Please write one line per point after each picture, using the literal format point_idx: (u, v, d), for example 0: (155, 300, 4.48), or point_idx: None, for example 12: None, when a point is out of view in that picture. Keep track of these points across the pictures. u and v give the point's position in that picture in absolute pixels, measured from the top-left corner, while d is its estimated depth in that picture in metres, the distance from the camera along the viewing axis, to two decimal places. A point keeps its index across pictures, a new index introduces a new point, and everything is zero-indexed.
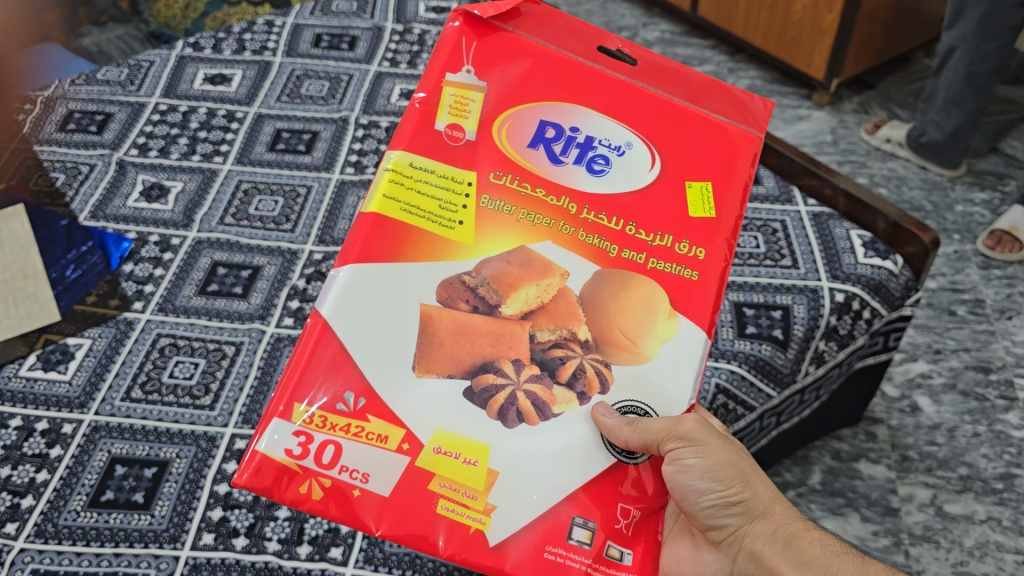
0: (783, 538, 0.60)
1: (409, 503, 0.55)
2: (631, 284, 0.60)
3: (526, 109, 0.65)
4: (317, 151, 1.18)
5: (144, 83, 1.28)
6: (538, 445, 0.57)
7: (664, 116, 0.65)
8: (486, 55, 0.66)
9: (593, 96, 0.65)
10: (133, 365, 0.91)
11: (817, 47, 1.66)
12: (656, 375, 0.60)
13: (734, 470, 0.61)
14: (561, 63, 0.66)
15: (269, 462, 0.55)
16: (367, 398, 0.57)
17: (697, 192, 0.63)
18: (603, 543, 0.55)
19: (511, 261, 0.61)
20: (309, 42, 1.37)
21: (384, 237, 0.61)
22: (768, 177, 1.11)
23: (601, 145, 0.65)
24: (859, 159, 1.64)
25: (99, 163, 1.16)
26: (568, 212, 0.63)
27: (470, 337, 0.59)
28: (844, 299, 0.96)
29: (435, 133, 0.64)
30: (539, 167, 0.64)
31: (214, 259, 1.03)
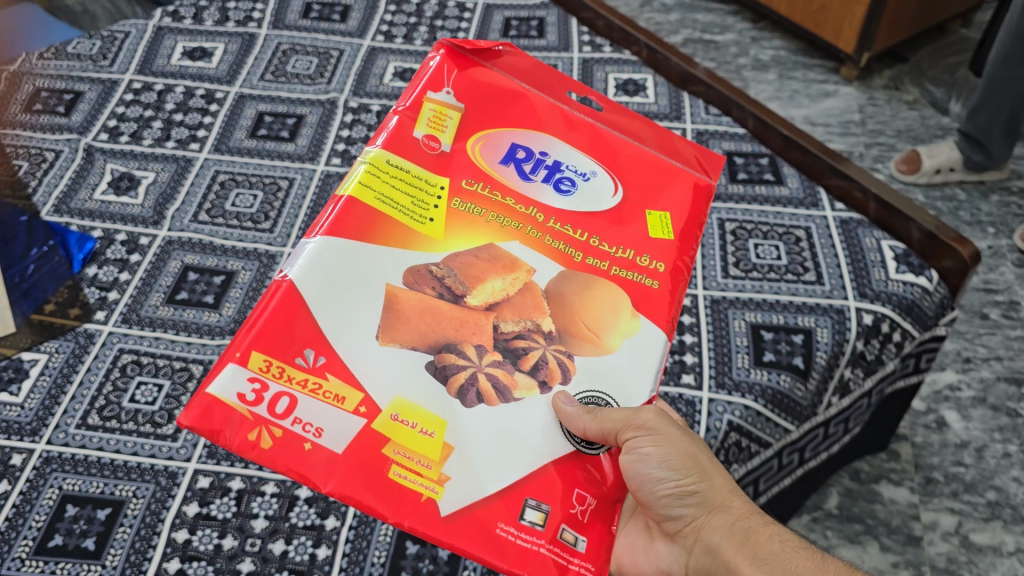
0: (739, 531, 0.62)
1: (360, 464, 0.58)
2: (593, 284, 0.67)
3: (498, 132, 0.73)
4: (302, 138, 1.08)
5: (118, 58, 1.18)
6: (491, 420, 0.62)
7: (620, 150, 0.74)
8: (464, 82, 0.74)
9: (561, 126, 0.74)
10: (91, 386, 0.84)
11: (847, 16, 1.54)
12: (616, 367, 0.65)
13: (689, 462, 0.64)
14: (529, 97, 0.75)
15: (219, 405, 0.57)
16: (327, 357, 0.60)
17: (656, 218, 0.72)
18: (557, 525, 0.59)
19: (478, 256, 0.66)
20: (298, 12, 1.26)
21: (352, 219, 0.65)
22: (792, 176, 1.01)
23: (567, 170, 0.73)
24: (889, 141, 1.52)
25: (67, 149, 1.07)
26: (535, 220, 0.70)
27: (437, 318, 0.63)
28: (872, 321, 0.87)
29: (413, 139, 0.71)
30: (510, 181, 0.71)
31: (185, 262, 0.95)
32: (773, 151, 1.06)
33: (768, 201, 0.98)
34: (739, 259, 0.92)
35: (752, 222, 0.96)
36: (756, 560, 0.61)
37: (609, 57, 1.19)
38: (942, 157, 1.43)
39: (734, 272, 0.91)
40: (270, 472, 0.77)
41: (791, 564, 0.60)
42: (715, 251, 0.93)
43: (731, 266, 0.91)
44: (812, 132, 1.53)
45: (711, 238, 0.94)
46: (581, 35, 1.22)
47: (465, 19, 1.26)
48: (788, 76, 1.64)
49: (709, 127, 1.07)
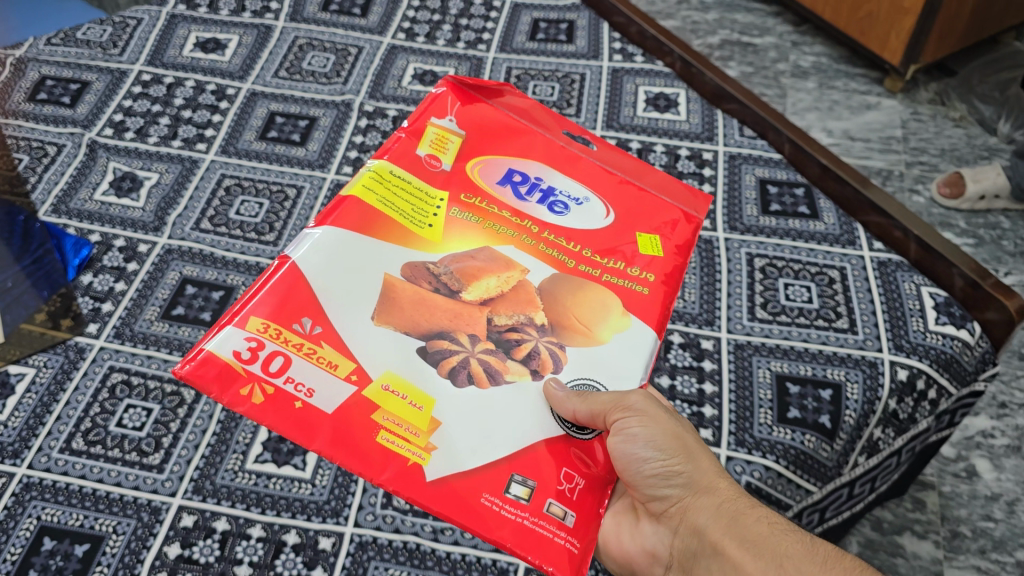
0: (725, 511, 0.64)
1: (349, 426, 0.63)
2: (586, 283, 0.74)
3: (497, 159, 0.82)
4: (313, 143, 1.03)
5: (128, 47, 1.13)
6: (481, 400, 0.67)
7: (611, 178, 0.83)
8: (466, 111, 0.85)
9: (559, 157, 0.84)
10: (78, 407, 0.80)
11: (895, 26, 1.46)
12: (606, 356, 0.71)
13: (676, 443, 0.67)
14: (528, 133, 0.85)
15: (215, 360, 0.63)
16: (322, 328, 0.67)
17: (648, 240, 0.79)
18: (545, 500, 0.63)
19: (476, 256, 0.74)
20: (318, 4, 1.21)
21: (357, 213, 0.74)
22: (828, 209, 0.95)
23: (562, 194, 0.81)
24: (931, 160, 1.45)
25: (69, 143, 1.02)
26: (531, 232, 0.77)
27: (433, 309, 0.70)
28: (907, 377, 0.81)
29: (417, 157, 0.80)
30: (506, 199, 0.79)
31: (183, 274, 0.90)
32: (809, 179, 0.99)
33: (801, 236, 0.92)
34: (766, 300, 0.87)
35: (784, 259, 0.90)
36: (740, 539, 0.63)
37: (641, 68, 1.12)
38: (991, 185, 1.35)
39: (761, 315, 0.85)
40: (257, 514, 0.73)
41: (772, 541, 0.62)
42: (742, 289, 0.87)
43: (758, 308, 0.86)
44: (850, 148, 1.47)
45: (738, 275, 0.89)
46: (611, 42, 1.16)
47: (491, 19, 1.20)
48: (829, 85, 1.57)
49: (743, 151, 1.01)
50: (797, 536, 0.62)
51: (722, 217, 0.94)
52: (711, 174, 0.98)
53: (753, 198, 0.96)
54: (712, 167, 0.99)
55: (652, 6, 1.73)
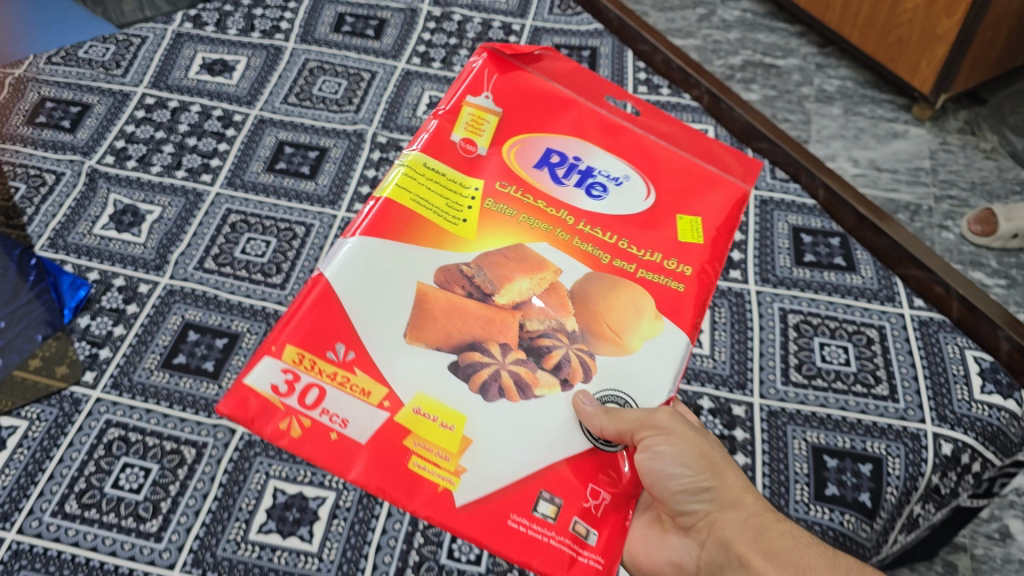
0: (752, 527, 0.65)
1: (385, 455, 0.62)
2: (619, 283, 0.70)
3: (535, 137, 0.79)
4: (323, 176, 0.98)
5: (131, 68, 1.08)
6: (512, 418, 0.64)
7: (653, 156, 0.79)
8: (504, 86, 0.82)
9: (598, 133, 0.80)
10: (72, 465, 0.76)
11: (926, 53, 1.40)
12: (637, 368, 0.67)
13: (703, 459, 0.66)
14: (568, 107, 0.81)
15: (254, 395, 0.63)
16: (356, 352, 0.65)
17: (689, 224, 0.75)
18: (569, 519, 0.61)
19: (507, 255, 0.71)
20: (330, 24, 1.16)
21: (387, 220, 0.71)
22: (865, 261, 0.90)
23: (600, 174, 0.77)
24: (961, 195, 1.40)
25: (69, 171, 0.98)
26: (565, 223, 0.74)
27: (463, 317, 0.67)
28: (950, 452, 0.76)
29: (451, 141, 0.77)
30: (541, 184, 0.76)
31: (186, 318, 0.86)
32: (836, 220, 0.94)
33: (837, 291, 0.88)
34: (801, 361, 0.82)
35: (819, 315, 0.86)
36: (767, 555, 0.64)
37: (668, 101, 1.07)
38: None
39: (796, 378, 0.81)
40: None
41: (800, 559, 0.63)
42: (775, 349, 0.83)
43: (792, 370, 0.82)
44: (877, 179, 1.42)
45: (771, 333, 0.84)
46: (636, 70, 1.11)
47: (510, 43, 1.15)
48: (855, 111, 1.52)
49: (774, 195, 0.95)
50: (823, 553, 0.63)
51: (753, 268, 0.90)
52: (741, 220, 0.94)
53: (786, 247, 0.91)
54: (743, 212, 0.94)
55: (672, 24, 1.68)
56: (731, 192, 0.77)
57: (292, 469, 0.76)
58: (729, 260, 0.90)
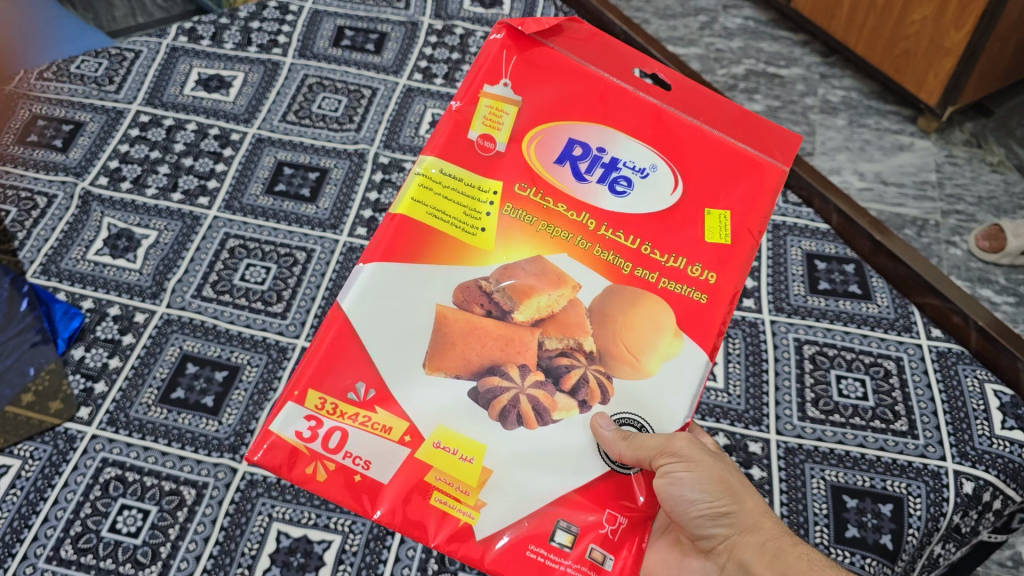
0: (771, 550, 0.61)
1: (407, 492, 0.59)
2: (639, 300, 0.64)
3: (560, 128, 0.70)
4: (324, 199, 0.96)
5: (125, 84, 1.05)
6: (531, 447, 0.61)
7: (686, 143, 0.69)
8: (526, 70, 0.71)
9: (624, 118, 0.70)
10: (68, 506, 0.73)
11: (934, 65, 1.38)
12: (654, 392, 0.62)
13: (722, 485, 0.63)
14: (592, 88, 0.71)
15: (281, 444, 0.60)
16: (377, 390, 0.61)
17: (714, 218, 0.66)
18: (586, 545, 0.58)
19: (528, 270, 0.65)
20: (328, 38, 1.13)
21: (401, 240, 0.66)
22: (881, 288, 0.89)
23: (624, 167, 0.68)
24: (968, 210, 1.39)
25: (61, 193, 0.95)
26: (586, 228, 0.67)
27: (482, 339, 0.63)
28: (972, 490, 0.75)
29: (468, 141, 0.69)
30: (563, 184, 0.68)
31: (184, 349, 0.83)
32: (851, 243, 0.92)
33: (853, 320, 0.86)
34: (818, 396, 0.80)
35: (835, 346, 0.84)
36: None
37: None
38: None
39: (812, 414, 0.79)
40: None
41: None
42: (791, 384, 0.81)
43: (809, 405, 0.80)
44: (883, 194, 1.40)
45: (786, 365, 0.82)
46: None
47: None
48: (860, 123, 1.50)
49: (787, 219, 0.93)
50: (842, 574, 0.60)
51: (767, 296, 0.88)
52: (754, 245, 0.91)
53: (800, 274, 0.89)
54: None
55: (674, 32, 1.65)
56: (764, 178, 0.67)
57: (296, 511, 0.73)
58: (742, 288, 0.88)
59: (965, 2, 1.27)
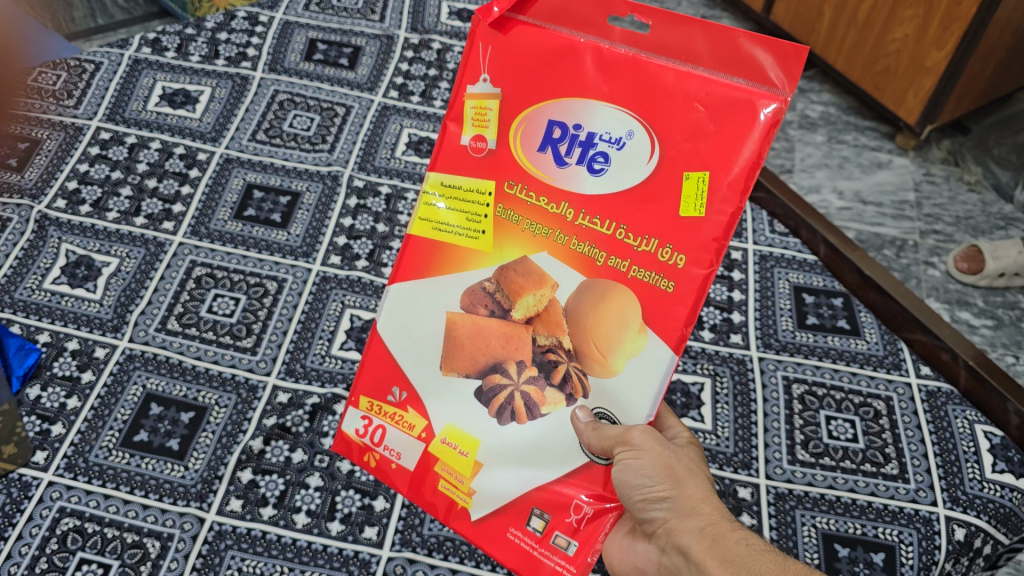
0: (709, 534, 0.52)
1: (428, 483, 0.59)
2: (609, 293, 0.54)
3: (535, 108, 0.55)
4: (296, 226, 0.92)
5: (85, 98, 1.00)
6: (523, 441, 0.57)
7: (667, 95, 0.52)
8: (493, 46, 0.55)
9: (592, 78, 0.53)
10: (22, 561, 0.68)
11: (914, 84, 1.37)
12: (621, 391, 0.56)
13: (666, 469, 0.54)
14: (557, 46, 0.54)
15: (343, 436, 0.62)
16: (407, 391, 0.59)
17: (692, 185, 0.52)
18: (551, 531, 0.57)
19: (516, 269, 0.56)
20: (300, 51, 1.08)
21: (425, 257, 0.59)
22: (869, 324, 0.89)
23: (601, 141, 0.53)
24: (946, 230, 1.38)
25: (16, 217, 0.89)
26: (564, 220, 0.55)
27: (485, 339, 0.57)
28: (964, 537, 0.74)
29: (458, 146, 0.57)
30: (545, 173, 0.55)
31: (147, 389, 0.79)
32: (840, 279, 0.94)
33: (842, 357, 0.86)
34: (808, 438, 0.80)
35: (824, 386, 0.84)
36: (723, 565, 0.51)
37: None
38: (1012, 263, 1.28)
39: (802, 456, 0.79)
40: None
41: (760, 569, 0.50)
42: (780, 425, 0.81)
43: (799, 448, 0.79)
44: (862, 213, 1.39)
45: (776, 406, 0.82)
46: None
47: None
48: (839, 139, 1.49)
49: (775, 251, 0.94)
50: (782, 561, 0.51)
51: (755, 332, 0.87)
52: (741, 278, 0.91)
53: (788, 308, 0.89)
54: (742, 269, 0.92)
55: None
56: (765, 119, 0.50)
57: (267, 565, 0.70)
58: (730, 324, 0.87)
59: (947, 21, 1.26)
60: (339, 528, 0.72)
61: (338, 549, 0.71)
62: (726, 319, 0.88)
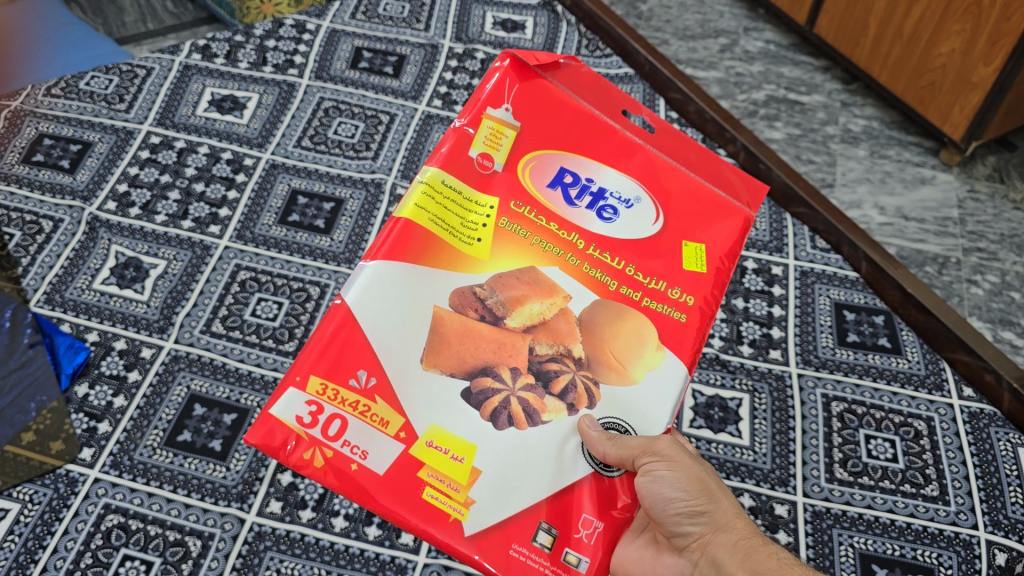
0: (743, 548, 0.58)
1: (398, 486, 0.59)
2: (624, 314, 0.66)
3: (551, 156, 0.71)
4: (339, 232, 0.93)
5: (136, 102, 1.02)
6: (518, 446, 0.61)
7: (670, 181, 0.70)
8: (528, 99, 0.72)
9: (607, 151, 0.71)
10: (68, 556, 0.70)
11: (959, 100, 1.35)
12: (640, 401, 0.63)
13: (700, 485, 0.60)
14: (583, 119, 0.72)
15: (280, 427, 0.60)
16: (377, 378, 0.61)
17: (692, 250, 0.68)
18: (562, 548, 0.59)
19: (520, 278, 0.66)
20: (346, 59, 1.10)
21: (410, 244, 0.66)
22: (911, 343, 0.88)
23: (610, 197, 0.70)
24: (990, 247, 1.36)
25: (68, 218, 0.91)
26: (575, 247, 0.68)
27: (477, 342, 0.63)
28: (1005, 561, 0.74)
29: (467, 158, 0.70)
30: (555, 206, 0.69)
31: (191, 390, 0.80)
32: (877, 292, 0.92)
33: (882, 376, 0.85)
34: (846, 457, 0.80)
35: (864, 404, 0.83)
36: None
37: None
38: None
39: (840, 475, 0.78)
40: None
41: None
42: (818, 442, 0.80)
43: (837, 466, 0.79)
44: (904, 229, 1.38)
45: (814, 423, 0.82)
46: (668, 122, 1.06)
47: None
48: (881, 154, 1.48)
49: (816, 267, 0.93)
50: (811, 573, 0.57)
51: (794, 349, 0.87)
52: (781, 293, 0.91)
53: (828, 325, 0.89)
54: (783, 284, 0.91)
55: (694, 54, 1.63)
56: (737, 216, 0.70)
57: (305, 567, 0.71)
58: (769, 339, 0.87)
59: (995, 37, 1.24)
60: (376, 533, 0.73)
61: (375, 554, 0.72)
62: (766, 334, 0.88)
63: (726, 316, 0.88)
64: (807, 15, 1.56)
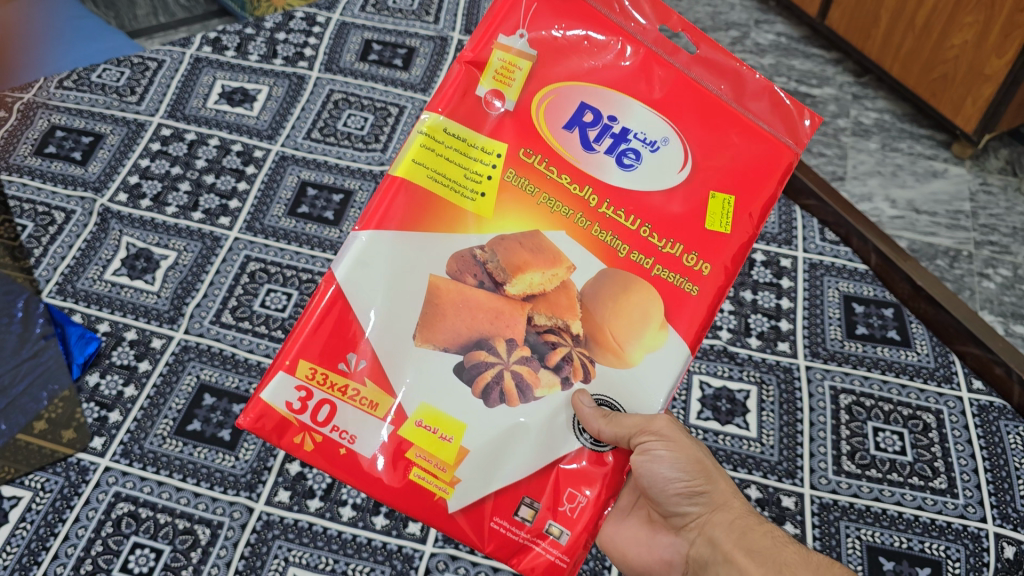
0: (739, 527, 0.57)
1: (386, 468, 0.59)
2: (630, 287, 0.58)
3: (571, 91, 0.60)
4: (348, 224, 0.94)
5: (147, 95, 1.03)
6: (510, 424, 0.58)
7: (705, 116, 0.59)
8: (547, 19, 0.61)
9: (634, 81, 0.60)
10: (78, 543, 0.71)
11: (972, 92, 1.35)
12: (640, 382, 0.59)
13: (699, 465, 0.59)
14: (609, 42, 0.60)
15: (271, 411, 0.59)
16: (368, 360, 0.59)
17: (719, 203, 0.58)
18: (544, 521, 0.58)
19: (523, 244, 0.59)
20: (355, 52, 1.10)
21: (408, 206, 0.60)
22: (920, 336, 0.88)
23: (634, 139, 0.59)
24: (1002, 241, 1.35)
25: (79, 210, 0.92)
26: (587, 205, 0.59)
27: (473, 313, 0.59)
28: (1014, 555, 0.74)
29: (476, 99, 0.61)
30: (569, 152, 0.60)
31: (201, 379, 0.81)
32: (886, 283, 0.91)
33: (891, 368, 0.85)
34: (854, 449, 0.79)
35: (873, 397, 0.83)
36: (751, 555, 0.55)
37: None
38: None
39: (848, 468, 0.78)
40: None
41: (784, 559, 0.55)
42: (826, 435, 0.80)
43: (845, 459, 0.79)
44: (915, 222, 1.37)
45: (822, 416, 0.81)
46: None
47: None
48: (892, 147, 1.47)
49: (825, 259, 0.93)
50: (807, 553, 0.55)
51: (802, 341, 0.86)
52: (790, 286, 0.90)
53: (837, 317, 0.88)
54: (792, 277, 0.91)
55: None
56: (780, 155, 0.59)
57: (313, 556, 0.71)
58: (777, 332, 0.87)
59: (1008, 29, 1.23)
60: (383, 522, 0.74)
61: (382, 543, 0.72)
62: (774, 326, 0.87)
63: (734, 308, 0.88)
64: (819, 7, 1.56)
